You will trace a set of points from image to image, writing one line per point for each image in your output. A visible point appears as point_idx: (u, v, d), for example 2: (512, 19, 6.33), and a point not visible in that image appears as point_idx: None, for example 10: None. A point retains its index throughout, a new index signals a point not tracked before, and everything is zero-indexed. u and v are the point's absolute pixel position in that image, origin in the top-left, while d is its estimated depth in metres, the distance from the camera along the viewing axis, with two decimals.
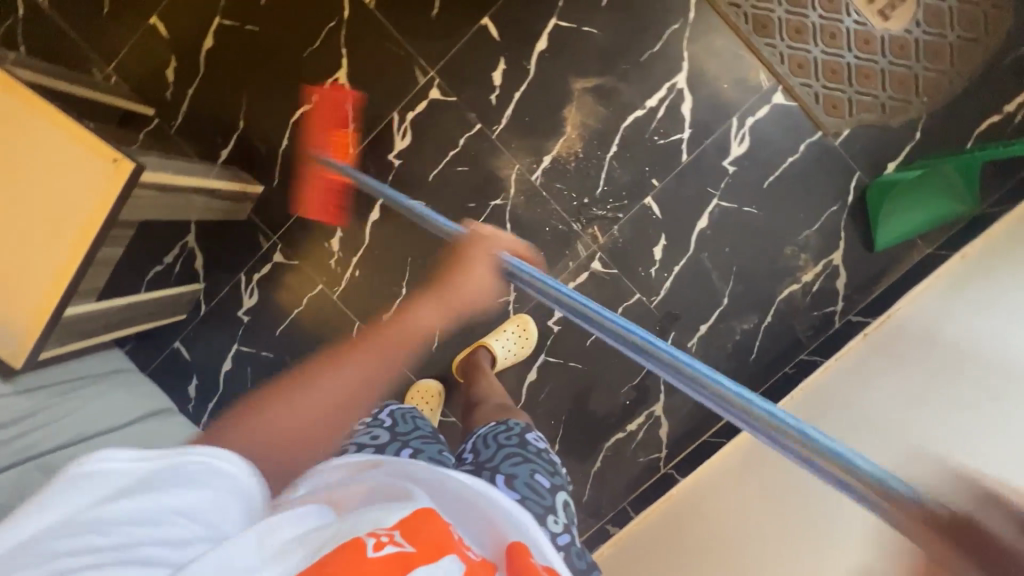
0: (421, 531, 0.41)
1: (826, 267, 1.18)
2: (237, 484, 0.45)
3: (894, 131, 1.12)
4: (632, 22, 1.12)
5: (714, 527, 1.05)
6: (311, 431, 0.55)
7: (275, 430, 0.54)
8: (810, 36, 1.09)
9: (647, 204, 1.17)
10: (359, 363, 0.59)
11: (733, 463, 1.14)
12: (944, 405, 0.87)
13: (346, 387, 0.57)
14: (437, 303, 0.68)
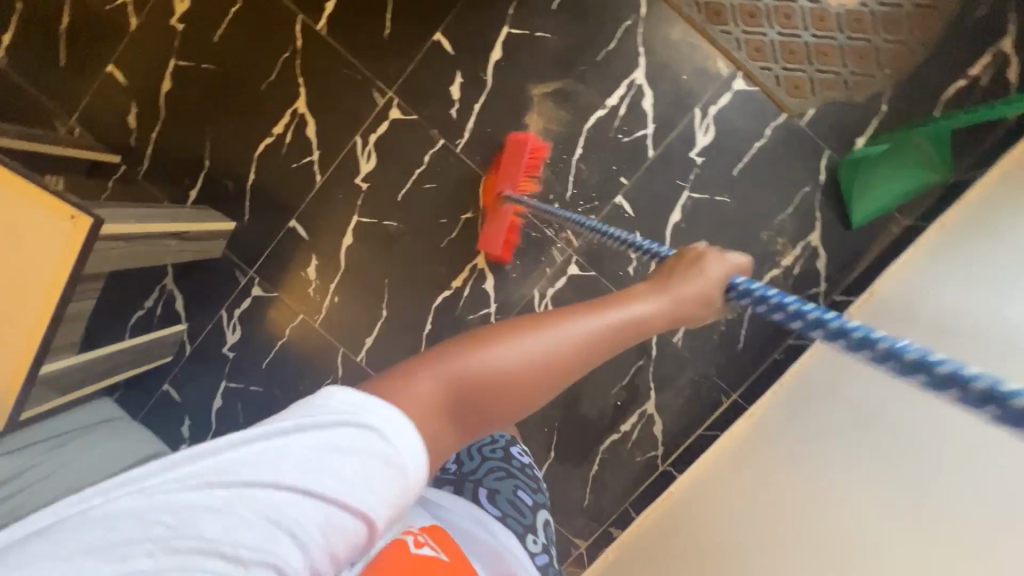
0: None
1: (805, 249, 1.16)
2: (405, 471, 0.39)
3: (861, 105, 1.10)
4: (583, 23, 1.11)
5: (699, 526, 1.04)
6: (513, 391, 0.44)
7: (531, 362, 0.44)
8: (765, 18, 1.08)
9: (619, 203, 1.16)
10: (589, 330, 0.46)
11: (728, 461, 1.13)
12: None
13: (573, 349, 0.45)
14: (664, 308, 0.53)
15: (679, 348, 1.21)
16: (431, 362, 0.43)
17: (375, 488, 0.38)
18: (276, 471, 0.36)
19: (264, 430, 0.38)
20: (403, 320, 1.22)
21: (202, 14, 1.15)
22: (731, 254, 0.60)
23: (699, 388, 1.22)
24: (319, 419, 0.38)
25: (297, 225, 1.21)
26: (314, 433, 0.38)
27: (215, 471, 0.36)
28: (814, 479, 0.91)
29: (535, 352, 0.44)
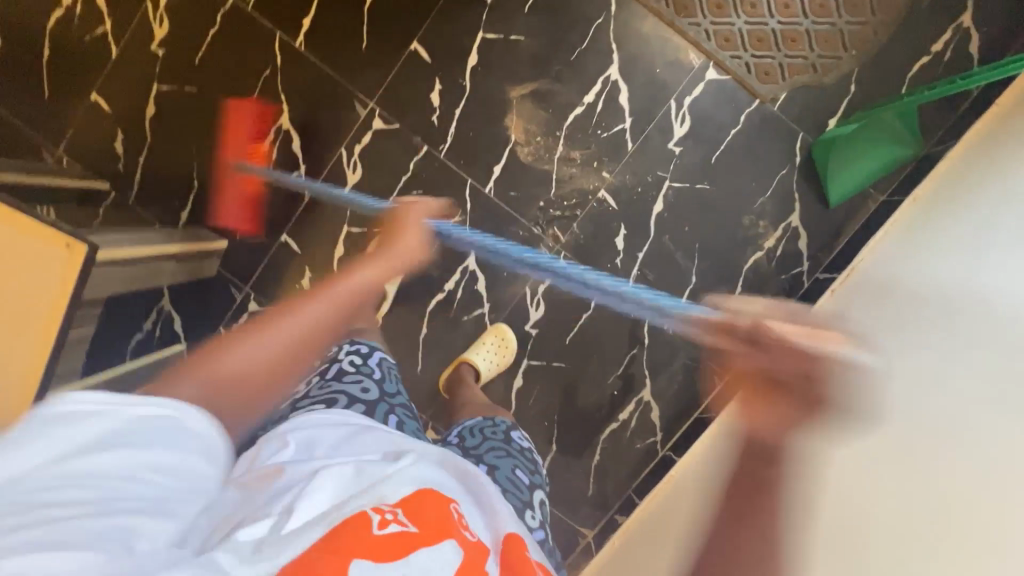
0: (422, 513, 0.49)
1: (786, 230, 1.19)
2: (153, 446, 0.47)
3: (830, 87, 1.13)
4: (556, 23, 1.13)
5: (702, 502, 1.06)
6: (256, 384, 0.58)
7: (250, 363, 0.58)
8: (732, 8, 1.11)
9: (602, 197, 1.19)
10: (314, 316, 0.62)
11: (720, 445, 1.09)
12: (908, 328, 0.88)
13: (302, 331, 0.61)
14: (376, 277, 0.70)
15: (671, 335, 1.24)
16: (184, 373, 0.55)
17: (162, 453, 0.48)
18: (121, 450, 0.46)
19: (88, 423, 0.45)
20: (399, 325, 1.24)
21: (181, 38, 1.17)
22: (432, 200, 0.87)
23: (693, 373, 1.25)
24: (67, 419, 0.45)
25: (289, 240, 1.23)
26: (118, 420, 0.47)
27: (64, 463, 0.43)
28: None
29: (251, 357, 0.58)
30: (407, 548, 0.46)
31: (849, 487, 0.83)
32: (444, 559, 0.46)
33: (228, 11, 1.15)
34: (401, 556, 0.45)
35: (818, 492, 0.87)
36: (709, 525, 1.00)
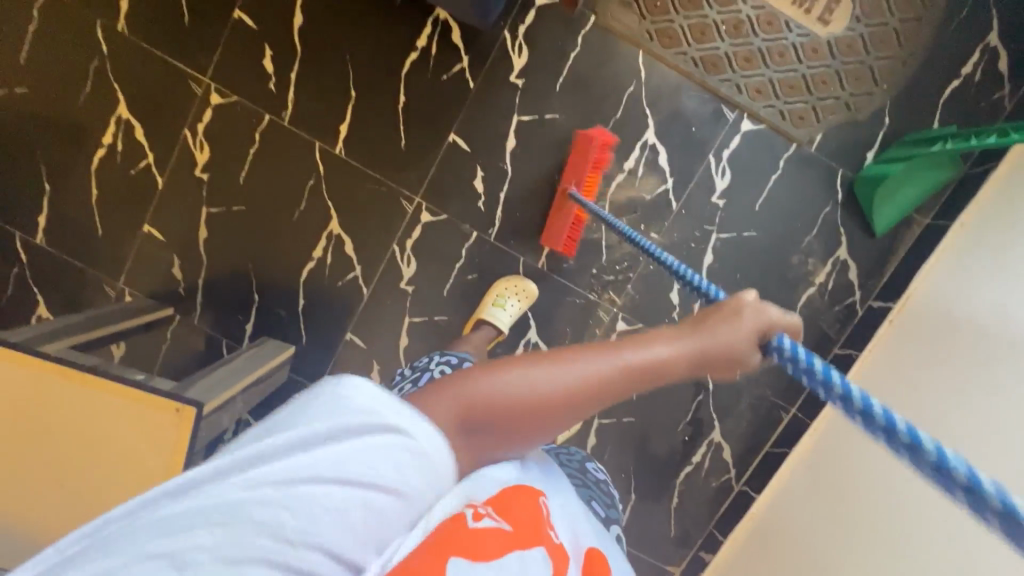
0: (511, 513, 0.49)
1: (835, 263, 1.21)
2: (428, 456, 0.46)
3: (864, 122, 1.15)
4: (589, 97, 1.15)
5: (788, 543, 1.14)
6: (513, 420, 0.49)
7: (531, 387, 0.49)
8: (759, 59, 1.13)
9: (652, 256, 1.21)
10: (595, 369, 0.50)
11: (796, 495, 1.20)
12: (966, 378, 0.96)
13: (557, 395, 0.49)
14: (684, 351, 0.53)
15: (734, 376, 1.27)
16: (440, 389, 0.50)
17: (406, 480, 0.44)
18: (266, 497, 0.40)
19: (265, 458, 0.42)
20: None
21: (224, 160, 1.19)
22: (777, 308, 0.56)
23: (758, 409, 1.29)
24: (328, 407, 0.44)
25: (353, 337, 1.26)
26: (288, 452, 0.42)
27: (223, 501, 0.40)
28: (868, 496, 1.02)
29: (552, 381, 0.49)
30: (501, 547, 0.44)
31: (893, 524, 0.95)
32: (532, 564, 0.45)
33: (265, 129, 1.18)
34: (496, 555, 0.43)
35: (870, 529, 0.99)
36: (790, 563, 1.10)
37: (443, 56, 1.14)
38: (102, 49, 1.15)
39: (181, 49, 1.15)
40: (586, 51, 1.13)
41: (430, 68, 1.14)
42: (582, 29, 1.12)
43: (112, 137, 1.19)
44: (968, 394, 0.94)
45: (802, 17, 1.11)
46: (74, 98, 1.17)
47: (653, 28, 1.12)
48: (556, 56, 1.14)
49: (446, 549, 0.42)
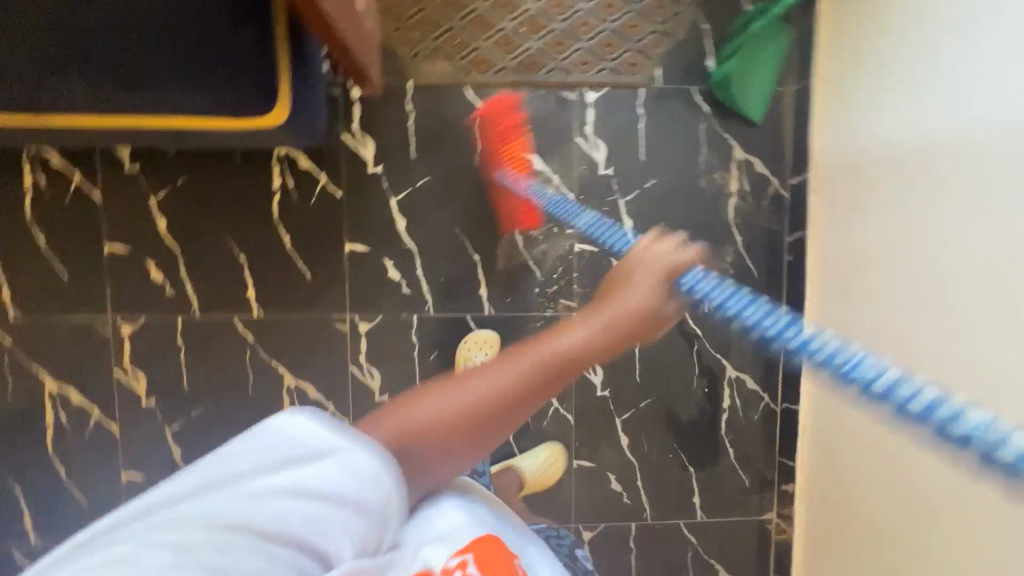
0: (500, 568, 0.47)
1: (739, 166, 1.23)
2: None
3: (689, 39, 1.19)
4: (446, 148, 1.19)
5: (848, 440, 1.13)
6: (445, 448, 0.46)
7: (454, 415, 0.46)
8: (570, 37, 1.17)
9: (580, 248, 1.22)
10: (503, 387, 0.47)
11: (834, 428, 1.17)
12: (901, 212, 0.98)
13: (454, 427, 0.46)
14: (609, 330, 0.51)
15: (715, 312, 1.26)
16: (389, 412, 0.46)
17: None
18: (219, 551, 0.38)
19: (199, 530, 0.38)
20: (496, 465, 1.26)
21: (161, 377, 1.20)
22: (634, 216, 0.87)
23: None
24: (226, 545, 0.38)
25: None
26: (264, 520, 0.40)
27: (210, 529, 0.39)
28: (882, 365, 1.02)
29: (440, 412, 0.46)
30: None
31: (914, 383, 0.95)
32: None
33: (183, 330, 1.19)
34: None
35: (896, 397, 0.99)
36: (856, 457, 1.11)
37: (302, 183, 1.17)
38: (7, 342, 1.18)
39: (76, 303, 1.18)
40: (422, 113, 1.17)
41: (296, 201, 1.17)
42: (408, 96, 1.17)
43: (54, 412, 1.19)
44: (910, 225, 0.97)
45: None
46: (5, 398, 1.19)
47: (465, 62, 1.17)
48: (398, 130, 1.18)
49: None
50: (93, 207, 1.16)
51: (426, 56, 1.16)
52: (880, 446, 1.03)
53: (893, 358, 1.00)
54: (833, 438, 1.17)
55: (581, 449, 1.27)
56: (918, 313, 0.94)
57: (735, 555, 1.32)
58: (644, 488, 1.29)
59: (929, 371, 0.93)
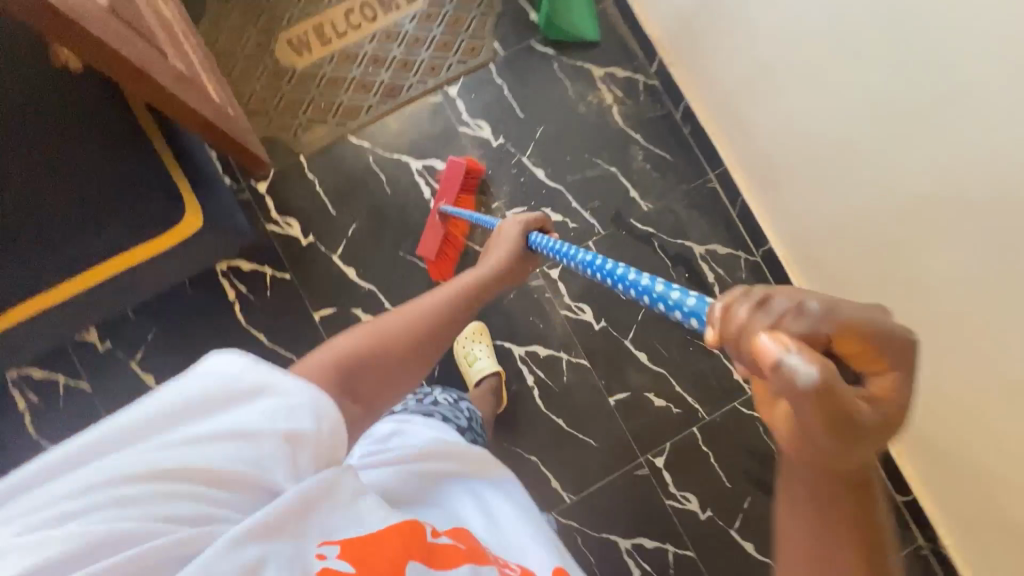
0: (463, 539, 0.59)
1: (604, 80, 1.34)
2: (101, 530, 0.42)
3: (505, 8, 1.34)
4: (358, 192, 1.29)
5: (820, 241, 1.12)
6: (374, 371, 0.64)
7: (372, 359, 0.64)
8: (411, 55, 1.31)
9: (512, 213, 1.30)
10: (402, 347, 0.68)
11: (811, 247, 1.16)
12: (756, 18, 1.05)
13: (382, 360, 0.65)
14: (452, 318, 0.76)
15: (655, 206, 1.32)
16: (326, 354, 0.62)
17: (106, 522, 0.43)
18: (248, 455, 0.50)
19: (285, 417, 0.52)
20: (545, 439, 1.28)
21: None
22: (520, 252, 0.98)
23: (696, 201, 1.33)
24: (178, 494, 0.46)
25: None
26: (305, 449, 0.52)
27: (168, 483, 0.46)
28: (812, 150, 1.04)
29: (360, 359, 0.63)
30: (456, 558, 0.55)
31: (846, 142, 0.97)
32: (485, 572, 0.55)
33: None
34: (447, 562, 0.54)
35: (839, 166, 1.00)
36: (835, 250, 1.09)
37: (253, 283, 1.25)
38: None
39: None
40: (323, 175, 1.28)
41: (256, 300, 1.25)
42: (306, 167, 1.28)
43: None
44: (768, 23, 1.03)
45: (400, 10, 1.32)
46: None
47: (338, 118, 1.29)
48: (311, 198, 1.28)
49: (411, 551, 0.51)
50: (86, 396, 1.21)
51: (304, 129, 1.28)
52: (851, 220, 1.02)
53: (818, 135, 1.02)
54: (816, 257, 1.15)
55: (610, 384, 1.29)
56: (816, 82, 0.98)
57: None
58: (685, 389, 1.30)
59: (850, 126, 0.95)
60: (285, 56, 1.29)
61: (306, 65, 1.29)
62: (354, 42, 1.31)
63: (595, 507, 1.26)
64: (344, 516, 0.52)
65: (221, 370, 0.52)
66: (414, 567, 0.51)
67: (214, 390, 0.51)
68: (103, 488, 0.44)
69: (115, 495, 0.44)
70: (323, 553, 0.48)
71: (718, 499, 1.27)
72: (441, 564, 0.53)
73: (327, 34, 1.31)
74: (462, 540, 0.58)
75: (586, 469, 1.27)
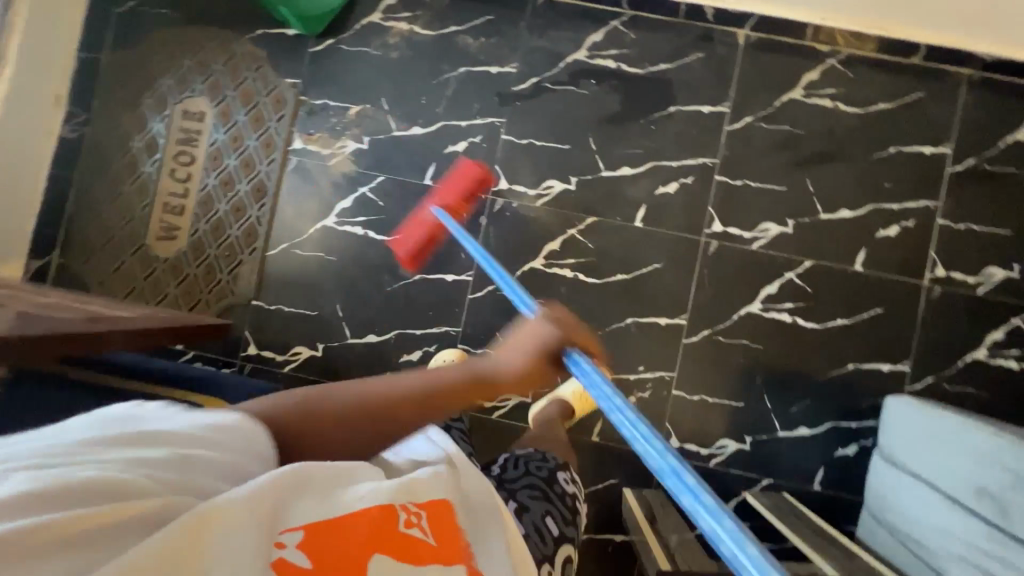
0: (442, 523, 0.50)
1: (387, 18, 1.31)
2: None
3: (267, 48, 1.32)
4: (315, 282, 1.30)
5: None
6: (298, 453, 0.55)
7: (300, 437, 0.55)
8: (243, 153, 1.31)
9: (430, 178, 1.30)
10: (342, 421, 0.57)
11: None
12: None
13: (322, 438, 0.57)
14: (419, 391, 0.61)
15: (519, 60, 1.30)
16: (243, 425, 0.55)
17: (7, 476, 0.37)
18: (192, 429, 0.46)
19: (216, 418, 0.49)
20: (624, 300, 1.27)
21: None
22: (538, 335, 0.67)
23: (543, 25, 1.30)
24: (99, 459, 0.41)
25: (597, 430, 1.26)
26: (231, 446, 0.48)
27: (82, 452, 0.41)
28: None
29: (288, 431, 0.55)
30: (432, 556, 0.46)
31: None
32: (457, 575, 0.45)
33: None
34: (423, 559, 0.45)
35: None
36: None
37: None
38: None
39: None
40: (282, 297, 1.30)
41: None
42: (265, 305, 1.30)
43: None
44: None
45: (202, 132, 1.32)
46: None
47: (247, 249, 1.31)
48: (292, 320, 1.30)
49: (375, 549, 0.44)
50: None
51: (235, 281, 1.30)
52: None
53: None
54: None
55: (626, 213, 1.27)
56: None
57: (775, 78, 1.27)
58: (680, 158, 1.27)
59: None
60: (167, 249, 1.31)
61: (187, 239, 1.31)
62: (200, 188, 1.31)
63: (707, 305, 1.26)
64: (317, 503, 0.46)
65: (136, 397, 0.49)
66: (380, 562, 0.44)
67: (163, 396, 0.50)
68: (39, 457, 0.39)
69: (21, 478, 0.37)
70: (283, 540, 0.42)
71: (788, 205, 1.25)
72: (409, 560, 0.45)
73: (176, 203, 1.31)
74: (445, 537, 0.49)
75: (674, 287, 1.26)
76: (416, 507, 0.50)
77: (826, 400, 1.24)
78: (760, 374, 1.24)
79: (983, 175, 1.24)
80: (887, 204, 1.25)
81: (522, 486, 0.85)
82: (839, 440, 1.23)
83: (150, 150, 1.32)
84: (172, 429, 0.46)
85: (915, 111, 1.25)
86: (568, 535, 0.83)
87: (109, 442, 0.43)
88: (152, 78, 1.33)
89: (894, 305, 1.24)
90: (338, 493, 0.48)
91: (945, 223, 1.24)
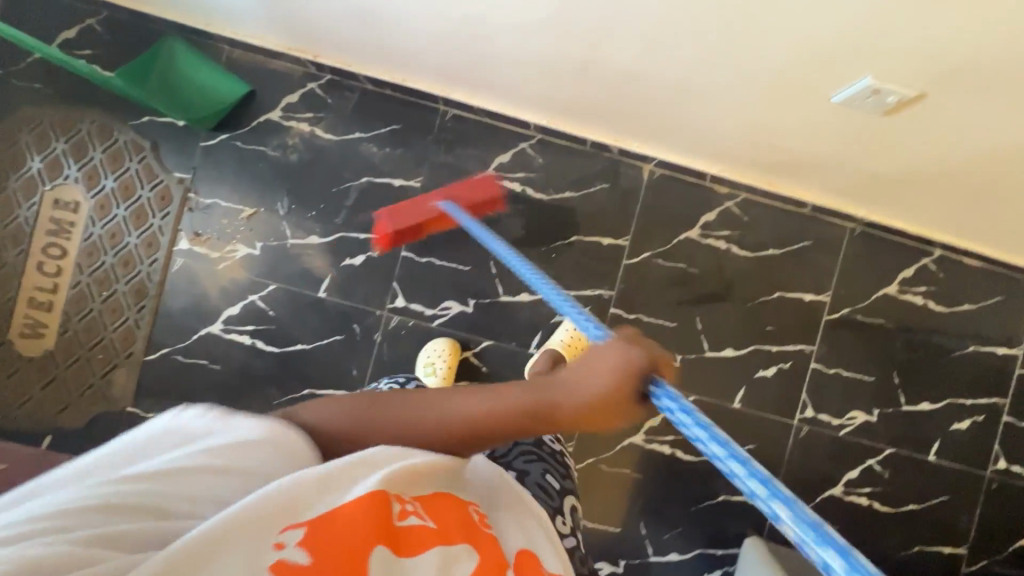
0: (441, 514, 0.49)
1: (288, 118, 1.25)
2: None
3: (154, 138, 1.23)
4: (196, 391, 1.24)
5: (568, 89, 1.10)
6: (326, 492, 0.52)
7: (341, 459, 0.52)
8: (122, 250, 1.23)
9: (325, 290, 1.26)
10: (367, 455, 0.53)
11: (561, 94, 1.12)
12: None
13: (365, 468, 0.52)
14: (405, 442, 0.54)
15: (424, 175, 1.26)
16: None
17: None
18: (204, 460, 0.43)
19: (237, 430, 0.46)
20: None
21: None
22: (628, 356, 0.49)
23: (450, 142, 1.27)
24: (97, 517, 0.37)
25: None
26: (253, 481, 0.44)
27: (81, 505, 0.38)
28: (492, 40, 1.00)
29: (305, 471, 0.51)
30: (428, 541, 0.44)
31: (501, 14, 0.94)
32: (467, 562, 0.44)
33: None
34: (421, 548, 0.43)
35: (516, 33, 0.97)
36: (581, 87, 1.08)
37: None
38: None
39: None
40: (159, 405, 1.24)
41: None
42: (140, 412, 1.24)
43: None
44: None
45: (76, 224, 1.22)
46: None
47: (125, 352, 1.23)
48: None
49: (378, 539, 0.41)
50: None
51: (108, 387, 1.23)
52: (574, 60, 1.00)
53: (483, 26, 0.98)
54: (572, 99, 1.13)
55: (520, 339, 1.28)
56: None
57: (675, 216, 1.29)
58: (577, 287, 1.28)
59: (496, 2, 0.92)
60: (31, 347, 1.22)
61: (55, 338, 1.22)
62: (71, 285, 1.22)
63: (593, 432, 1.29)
64: (315, 500, 0.42)
65: (179, 420, 0.46)
66: (379, 554, 0.40)
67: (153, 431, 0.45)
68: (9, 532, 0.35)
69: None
70: (283, 539, 0.38)
71: (676, 341, 1.30)
72: (411, 552, 0.42)
73: (43, 299, 1.22)
74: (442, 520, 0.48)
75: None
76: (408, 499, 0.48)
77: (696, 528, 1.30)
78: (638, 501, 1.30)
79: (855, 324, 1.32)
80: (767, 346, 1.31)
81: (512, 455, 0.78)
82: (706, 565, 1.30)
83: (15, 239, 1.22)
84: (178, 461, 0.42)
85: (801, 258, 1.31)
86: (568, 487, 0.78)
87: (108, 485, 0.39)
88: (19, 159, 1.21)
89: (766, 441, 1.31)
90: (344, 485, 0.45)
91: (818, 367, 1.31)
